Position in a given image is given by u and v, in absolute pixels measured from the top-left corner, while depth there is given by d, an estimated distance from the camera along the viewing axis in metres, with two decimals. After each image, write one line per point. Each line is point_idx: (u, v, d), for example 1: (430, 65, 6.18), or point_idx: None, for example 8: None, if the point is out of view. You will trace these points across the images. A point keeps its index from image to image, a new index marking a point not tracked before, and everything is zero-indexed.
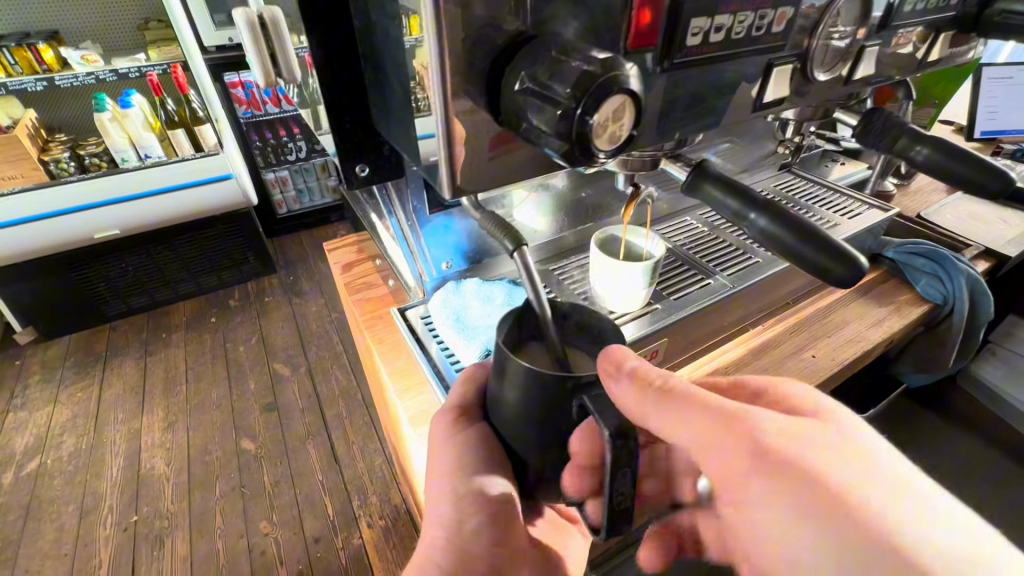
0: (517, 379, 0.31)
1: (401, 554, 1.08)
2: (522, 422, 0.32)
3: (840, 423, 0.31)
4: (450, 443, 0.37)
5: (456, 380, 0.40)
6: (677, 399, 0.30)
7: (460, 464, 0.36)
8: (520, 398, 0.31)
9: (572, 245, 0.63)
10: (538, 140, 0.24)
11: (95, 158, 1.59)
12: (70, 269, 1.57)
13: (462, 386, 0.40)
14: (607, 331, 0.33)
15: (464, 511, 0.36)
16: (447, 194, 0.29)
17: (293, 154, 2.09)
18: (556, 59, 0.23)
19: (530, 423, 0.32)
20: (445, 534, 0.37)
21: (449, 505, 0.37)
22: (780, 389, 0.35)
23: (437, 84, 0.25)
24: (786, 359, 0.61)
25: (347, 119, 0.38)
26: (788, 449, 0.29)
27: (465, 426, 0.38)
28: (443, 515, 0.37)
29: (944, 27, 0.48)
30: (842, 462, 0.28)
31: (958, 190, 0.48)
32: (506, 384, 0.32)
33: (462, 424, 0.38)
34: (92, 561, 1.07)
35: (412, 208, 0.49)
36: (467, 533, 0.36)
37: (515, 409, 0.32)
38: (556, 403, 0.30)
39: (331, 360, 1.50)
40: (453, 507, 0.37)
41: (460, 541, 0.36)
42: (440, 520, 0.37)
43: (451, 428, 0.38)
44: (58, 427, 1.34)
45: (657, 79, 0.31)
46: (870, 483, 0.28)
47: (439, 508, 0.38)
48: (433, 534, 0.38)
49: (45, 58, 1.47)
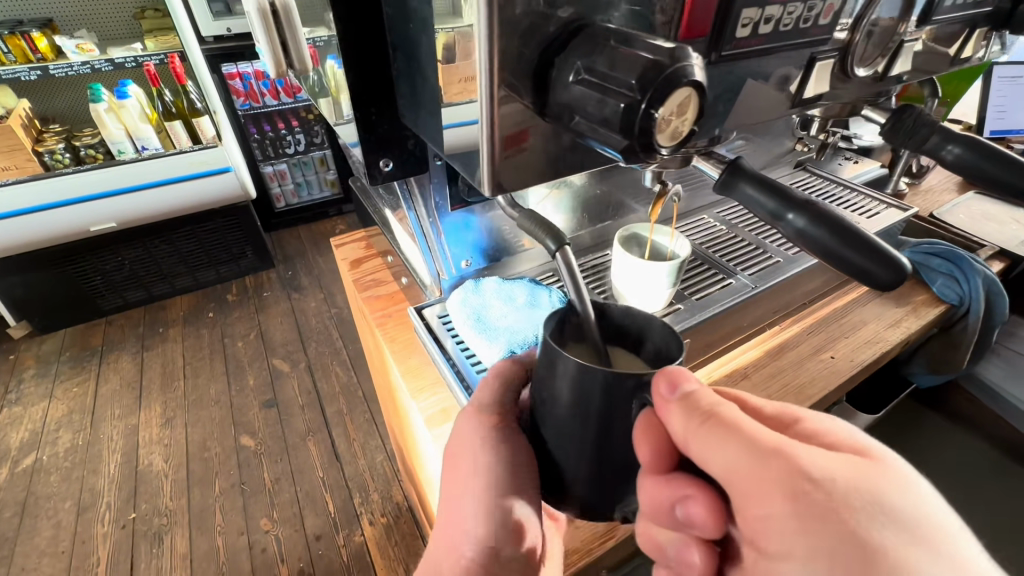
0: (562, 383, 0.30)
1: (404, 552, 1.07)
2: (565, 426, 0.31)
3: (898, 472, 0.27)
4: (492, 456, 0.36)
5: (489, 378, 0.40)
6: (715, 429, 0.28)
7: (507, 479, 0.36)
8: (564, 398, 0.30)
9: (588, 244, 0.61)
10: (588, 134, 0.25)
11: (91, 149, 1.56)
12: (65, 262, 1.54)
13: (497, 394, 0.39)
14: (646, 330, 0.33)
15: (499, 540, 0.36)
16: (485, 190, 0.29)
17: (292, 147, 2.06)
18: (612, 50, 0.23)
19: (580, 428, 0.30)
20: (472, 555, 0.36)
21: (483, 524, 0.36)
22: (822, 422, 0.30)
23: (485, 69, 0.24)
24: (805, 360, 0.60)
25: (373, 110, 0.37)
26: (833, 496, 0.25)
27: (508, 437, 0.37)
28: (474, 534, 0.37)
29: (979, 24, 0.47)
30: (892, 521, 0.25)
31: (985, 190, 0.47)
32: (548, 386, 0.31)
33: (504, 434, 0.37)
34: (90, 559, 1.06)
35: (434, 204, 0.48)
36: (496, 552, 0.37)
37: (554, 412, 0.31)
38: (606, 409, 0.29)
39: (331, 356, 1.48)
40: (486, 528, 0.36)
41: (488, 562, 0.37)
42: (463, 535, 0.37)
43: (491, 438, 0.37)
44: (54, 423, 1.32)
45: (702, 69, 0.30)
46: (922, 550, 0.24)
47: (467, 523, 0.37)
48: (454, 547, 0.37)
49: (39, 47, 1.43)
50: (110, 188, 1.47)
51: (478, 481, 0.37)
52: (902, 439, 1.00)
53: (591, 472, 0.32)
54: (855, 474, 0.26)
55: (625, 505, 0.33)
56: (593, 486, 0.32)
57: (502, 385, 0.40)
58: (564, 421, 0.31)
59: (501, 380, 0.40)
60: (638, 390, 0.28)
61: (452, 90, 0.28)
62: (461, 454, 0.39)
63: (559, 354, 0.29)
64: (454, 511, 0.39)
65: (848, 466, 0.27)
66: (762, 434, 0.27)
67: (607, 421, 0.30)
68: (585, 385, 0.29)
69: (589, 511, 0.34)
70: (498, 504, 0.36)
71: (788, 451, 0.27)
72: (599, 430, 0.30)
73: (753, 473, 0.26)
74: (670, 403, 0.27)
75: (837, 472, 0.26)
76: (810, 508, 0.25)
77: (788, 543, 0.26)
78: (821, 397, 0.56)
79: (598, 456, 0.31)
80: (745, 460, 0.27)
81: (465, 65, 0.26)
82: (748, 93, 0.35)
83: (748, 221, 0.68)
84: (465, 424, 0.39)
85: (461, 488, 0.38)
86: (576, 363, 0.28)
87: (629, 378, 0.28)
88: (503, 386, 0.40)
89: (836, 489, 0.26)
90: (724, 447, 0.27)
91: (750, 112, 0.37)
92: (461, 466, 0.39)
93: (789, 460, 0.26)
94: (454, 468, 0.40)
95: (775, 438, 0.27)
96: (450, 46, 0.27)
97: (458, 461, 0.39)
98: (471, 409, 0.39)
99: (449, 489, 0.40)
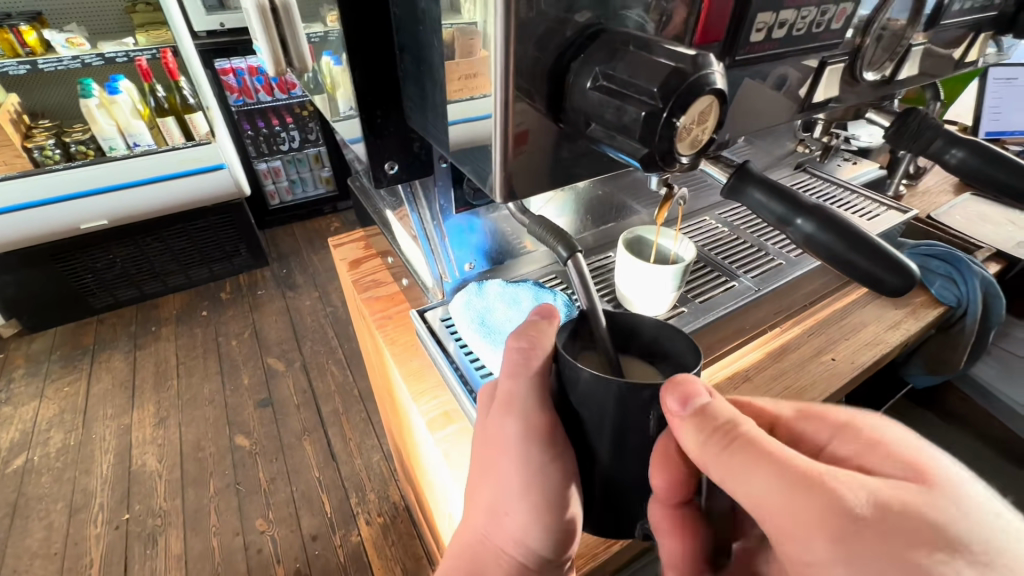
0: (581, 391, 0.30)
1: (400, 551, 1.06)
2: (585, 433, 0.31)
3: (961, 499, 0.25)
4: (555, 472, 0.33)
5: (512, 377, 0.34)
6: (742, 457, 0.27)
7: (564, 493, 0.34)
8: (578, 406, 0.31)
9: (592, 245, 0.61)
10: (603, 141, 0.25)
11: (82, 145, 1.53)
12: (55, 261, 1.52)
13: (543, 398, 0.33)
14: (656, 336, 0.34)
15: (550, 544, 0.36)
16: (497, 197, 0.28)
17: (286, 143, 2.04)
18: (630, 56, 0.23)
19: (601, 437, 0.30)
20: (533, 557, 0.37)
21: (545, 537, 0.35)
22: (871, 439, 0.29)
23: (502, 69, 0.24)
24: (807, 362, 0.60)
25: (378, 112, 0.36)
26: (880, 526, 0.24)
27: (563, 447, 0.33)
28: (521, 539, 0.36)
29: (984, 28, 0.47)
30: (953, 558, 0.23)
31: (992, 193, 0.47)
32: (569, 393, 0.31)
33: (559, 445, 0.33)
34: (83, 560, 1.05)
35: (438, 207, 0.48)
36: (548, 556, 0.37)
37: (573, 419, 0.31)
38: (627, 418, 0.29)
39: (327, 355, 1.47)
40: (539, 537, 0.35)
41: (548, 560, 0.37)
42: (522, 544, 0.36)
43: (549, 449, 0.33)
44: (45, 423, 1.30)
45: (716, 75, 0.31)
46: None
47: (520, 533, 0.36)
48: (513, 553, 0.37)
49: (27, 41, 1.41)
50: (103, 185, 1.45)
51: (537, 498, 0.34)
52: None
53: (603, 480, 0.32)
54: (901, 495, 0.25)
55: (644, 519, 0.33)
56: (607, 495, 0.32)
57: (545, 384, 0.34)
58: (578, 427, 0.32)
59: (545, 380, 0.34)
60: (654, 403, 0.28)
61: (454, 87, 0.28)
62: (507, 465, 0.35)
63: (572, 365, 0.29)
64: (495, 521, 0.37)
65: (894, 491, 0.25)
66: (796, 462, 0.26)
67: (624, 429, 0.29)
68: (598, 394, 0.29)
69: (612, 518, 0.33)
70: (559, 518, 0.34)
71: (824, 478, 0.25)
72: (615, 438, 0.30)
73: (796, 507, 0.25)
74: (682, 420, 0.28)
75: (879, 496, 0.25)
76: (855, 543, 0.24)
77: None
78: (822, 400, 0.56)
79: (612, 466, 0.31)
80: (779, 489, 0.26)
81: (465, 63, 0.26)
82: (743, 94, 0.34)
83: (750, 223, 0.68)
84: (511, 435, 0.34)
85: (510, 500, 0.36)
86: (590, 373, 0.28)
87: (644, 389, 0.28)
88: (546, 386, 0.34)
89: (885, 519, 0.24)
90: (756, 478, 0.26)
91: (750, 113, 0.36)
92: (507, 477, 0.35)
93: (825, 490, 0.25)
94: (497, 479, 0.36)
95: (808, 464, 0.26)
96: (451, 43, 0.27)
97: (504, 471, 0.35)
98: (515, 418, 0.34)
99: (489, 499, 0.37)
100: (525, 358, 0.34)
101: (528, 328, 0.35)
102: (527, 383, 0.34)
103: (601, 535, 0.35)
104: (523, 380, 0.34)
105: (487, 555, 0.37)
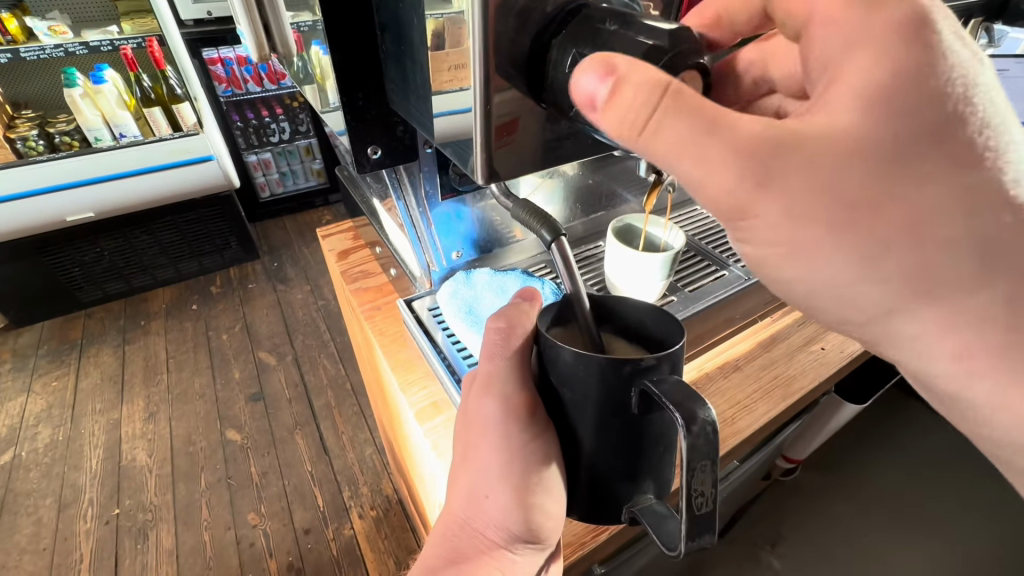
0: (565, 370, 0.30)
1: (393, 544, 1.06)
2: (567, 412, 0.31)
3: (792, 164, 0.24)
4: (536, 453, 0.33)
5: (498, 360, 0.35)
6: (667, 132, 0.23)
7: (546, 476, 0.33)
8: (560, 387, 0.31)
9: (582, 235, 0.60)
10: (588, 124, 0.25)
11: (66, 136, 1.50)
12: (41, 254, 1.49)
13: (523, 377, 0.34)
14: (643, 316, 0.33)
15: (532, 527, 0.35)
16: (481, 179, 0.28)
17: (276, 135, 2.02)
18: (610, 31, 0.23)
19: (585, 416, 0.30)
20: (515, 545, 0.36)
21: (527, 519, 0.35)
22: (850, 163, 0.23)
23: (479, 58, 0.24)
24: (797, 351, 0.58)
25: (360, 95, 0.35)
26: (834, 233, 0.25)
27: (544, 428, 0.33)
28: (501, 521, 0.35)
29: (974, 14, 0.48)
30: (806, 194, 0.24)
31: None
32: (553, 374, 0.31)
33: (540, 426, 0.33)
34: (73, 556, 1.04)
35: (424, 193, 0.47)
36: (530, 541, 0.36)
37: (558, 400, 0.31)
38: (610, 396, 0.29)
39: (319, 348, 1.46)
40: (518, 518, 0.35)
41: (530, 548, 0.36)
42: (503, 531, 0.35)
43: (529, 430, 0.33)
44: (32, 418, 1.28)
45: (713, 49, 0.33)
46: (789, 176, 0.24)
47: (501, 515, 0.35)
48: (495, 542, 0.36)
49: (8, 29, 1.37)
50: (91, 176, 1.43)
51: (516, 480, 0.34)
52: (885, 429, 1.00)
53: (586, 461, 0.32)
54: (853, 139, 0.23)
55: (632, 502, 0.32)
56: (592, 477, 0.32)
57: (523, 365, 0.35)
58: (562, 410, 0.31)
59: (523, 362, 0.35)
60: (635, 377, 0.28)
61: (442, 77, 0.27)
62: (487, 446, 0.35)
63: (554, 344, 0.30)
64: (474, 504, 0.36)
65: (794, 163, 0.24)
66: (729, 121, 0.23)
67: (607, 407, 0.29)
68: (580, 372, 0.29)
69: (595, 505, 0.33)
70: (539, 500, 0.34)
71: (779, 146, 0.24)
72: (597, 416, 0.30)
73: (728, 177, 0.23)
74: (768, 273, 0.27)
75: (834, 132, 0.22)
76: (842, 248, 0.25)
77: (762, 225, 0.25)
78: (813, 387, 0.55)
79: (595, 445, 0.31)
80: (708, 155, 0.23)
81: (454, 53, 0.26)
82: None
83: None
84: (491, 415, 0.34)
85: (490, 483, 0.35)
86: (573, 351, 0.29)
87: (624, 365, 0.28)
88: (525, 367, 0.35)
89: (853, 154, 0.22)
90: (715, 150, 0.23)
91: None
92: (488, 458, 0.35)
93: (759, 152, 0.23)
94: (478, 461, 0.36)
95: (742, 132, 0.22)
96: (439, 33, 0.26)
97: (486, 453, 0.36)
98: (495, 398, 0.34)
99: (469, 482, 0.36)
100: (504, 339, 0.35)
101: (512, 310, 0.37)
102: (506, 364, 0.35)
103: (587, 523, 0.34)
104: (502, 360, 0.35)
105: (466, 543, 0.36)
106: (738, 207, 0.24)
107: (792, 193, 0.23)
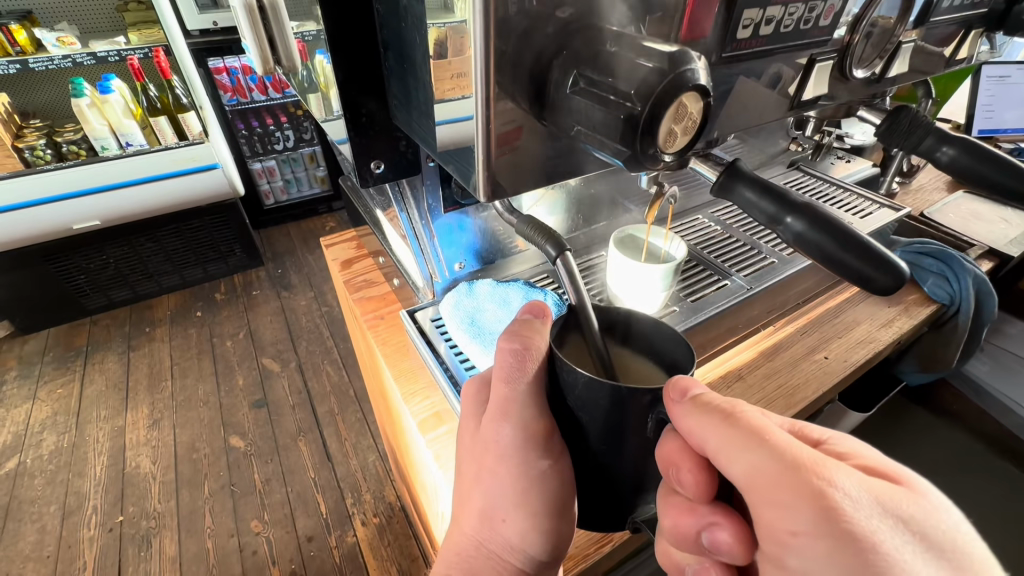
0: (575, 387, 0.29)
1: (396, 552, 1.06)
2: (580, 431, 0.31)
3: (834, 474, 0.24)
4: (553, 477, 0.34)
5: (514, 383, 0.32)
6: (735, 437, 0.26)
7: (559, 500, 0.34)
8: (578, 410, 0.30)
9: (583, 245, 0.61)
10: (589, 143, 0.25)
11: (73, 145, 1.52)
12: (47, 262, 1.50)
13: (540, 402, 0.33)
14: (648, 330, 0.34)
15: (547, 546, 0.36)
16: (482, 197, 0.28)
17: (280, 143, 2.03)
18: (612, 55, 0.24)
19: (597, 435, 0.30)
20: (529, 564, 0.37)
21: (542, 543, 0.36)
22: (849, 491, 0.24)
23: (481, 69, 0.24)
24: (798, 361, 0.58)
25: (363, 111, 0.36)
26: (839, 524, 0.23)
27: (560, 453, 0.34)
28: (518, 543, 0.36)
29: (974, 25, 0.48)
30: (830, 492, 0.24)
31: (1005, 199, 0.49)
32: (567, 394, 0.30)
33: (556, 451, 0.33)
34: (76, 563, 1.03)
35: (426, 207, 0.47)
36: (543, 561, 0.37)
37: (571, 417, 0.31)
38: (618, 413, 0.28)
39: (322, 355, 1.46)
40: (535, 542, 0.36)
41: (544, 567, 0.38)
42: (520, 554, 0.36)
43: (546, 456, 0.33)
44: (38, 425, 1.29)
45: (714, 66, 0.33)
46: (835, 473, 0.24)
47: (518, 541, 0.36)
48: (510, 562, 0.37)
49: (17, 40, 1.39)
50: (95, 185, 1.44)
51: (533, 502, 0.34)
52: None
53: (599, 475, 0.32)
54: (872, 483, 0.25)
55: (635, 515, 0.34)
56: (610, 495, 0.33)
57: (539, 387, 0.33)
58: (578, 431, 0.31)
59: (541, 384, 0.33)
60: (654, 406, 0.28)
61: (445, 86, 0.27)
62: (503, 472, 0.35)
63: (569, 368, 0.29)
64: (488, 529, 0.37)
65: (842, 481, 0.24)
66: (791, 447, 0.25)
67: (615, 426, 0.29)
68: (589, 391, 0.29)
69: (604, 521, 0.34)
70: (557, 523, 0.35)
71: (824, 471, 0.24)
72: (613, 440, 0.30)
73: (761, 459, 0.25)
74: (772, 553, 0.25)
75: (876, 485, 0.24)
76: (833, 534, 0.23)
77: (815, 561, 0.23)
78: (815, 398, 0.55)
79: (607, 463, 0.31)
80: (770, 471, 0.25)
81: (457, 64, 0.25)
82: (737, 91, 0.36)
83: (742, 221, 0.68)
84: (508, 442, 0.33)
85: (506, 509, 0.36)
86: (585, 375, 0.28)
87: (644, 394, 0.27)
88: (542, 390, 0.33)
89: (891, 511, 0.24)
90: (750, 453, 0.25)
91: (741, 110, 0.38)
92: (503, 484, 0.35)
93: (818, 478, 0.24)
94: (491, 488, 0.36)
95: (800, 451, 0.25)
96: (442, 42, 0.25)
97: (501, 479, 0.35)
98: (512, 424, 0.33)
99: (484, 506, 0.37)
100: (520, 362, 0.32)
101: (520, 328, 0.33)
102: (525, 388, 0.32)
103: (594, 532, 0.36)
104: (520, 383, 0.32)
105: (481, 563, 0.37)
106: (754, 481, 0.25)
107: (819, 497, 0.23)
